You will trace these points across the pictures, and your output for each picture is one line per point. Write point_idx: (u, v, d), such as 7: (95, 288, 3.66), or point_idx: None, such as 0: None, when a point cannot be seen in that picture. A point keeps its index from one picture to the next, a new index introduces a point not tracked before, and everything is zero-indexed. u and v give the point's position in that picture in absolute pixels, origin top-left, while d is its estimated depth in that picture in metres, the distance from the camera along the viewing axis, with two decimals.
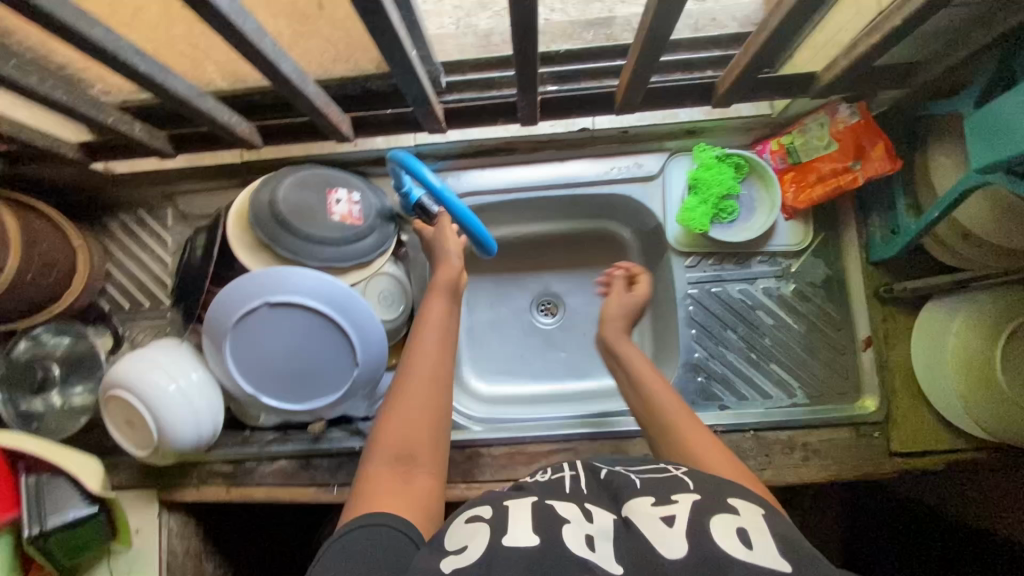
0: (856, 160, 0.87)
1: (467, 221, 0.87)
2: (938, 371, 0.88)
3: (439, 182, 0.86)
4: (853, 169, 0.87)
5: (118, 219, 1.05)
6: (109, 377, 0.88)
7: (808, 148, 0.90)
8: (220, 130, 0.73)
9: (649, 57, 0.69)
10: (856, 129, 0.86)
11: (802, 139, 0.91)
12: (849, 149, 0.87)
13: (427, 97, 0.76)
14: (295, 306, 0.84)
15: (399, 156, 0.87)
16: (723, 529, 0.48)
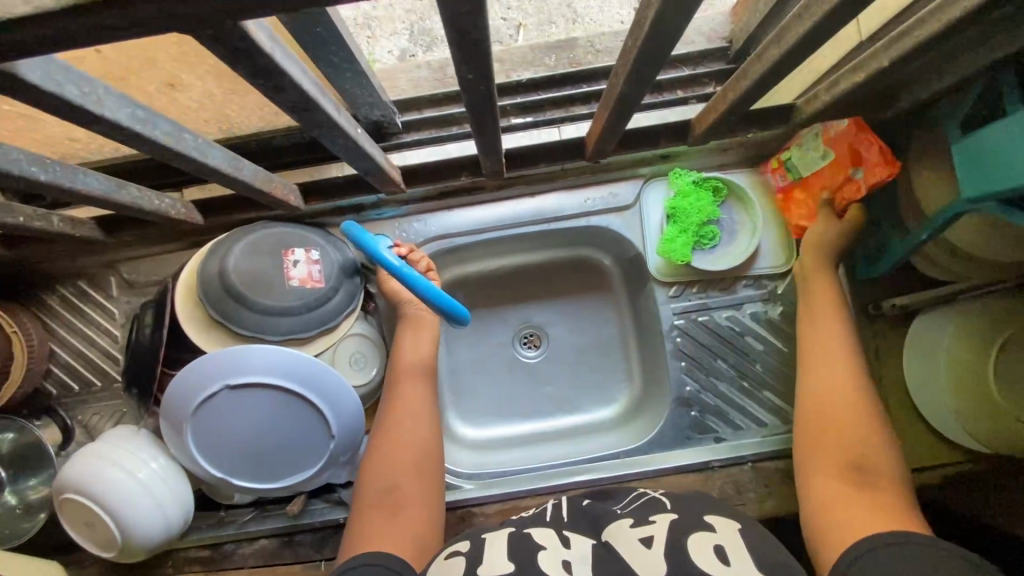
0: (856, 168, 0.77)
1: (436, 299, 0.75)
2: (934, 387, 0.87)
3: (397, 260, 0.75)
4: (854, 179, 0.77)
5: (56, 293, 0.97)
6: (61, 478, 0.81)
7: (805, 161, 0.83)
8: (151, 217, 0.65)
9: (622, 113, 0.65)
10: (849, 132, 0.75)
11: (799, 154, 0.83)
12: (845, 155, 0.77)
13: (381, 167, 0.69)
14: (259, 386, 0.78)
15: (354, 230, 0.79)
16: (699, 548, 0.53)
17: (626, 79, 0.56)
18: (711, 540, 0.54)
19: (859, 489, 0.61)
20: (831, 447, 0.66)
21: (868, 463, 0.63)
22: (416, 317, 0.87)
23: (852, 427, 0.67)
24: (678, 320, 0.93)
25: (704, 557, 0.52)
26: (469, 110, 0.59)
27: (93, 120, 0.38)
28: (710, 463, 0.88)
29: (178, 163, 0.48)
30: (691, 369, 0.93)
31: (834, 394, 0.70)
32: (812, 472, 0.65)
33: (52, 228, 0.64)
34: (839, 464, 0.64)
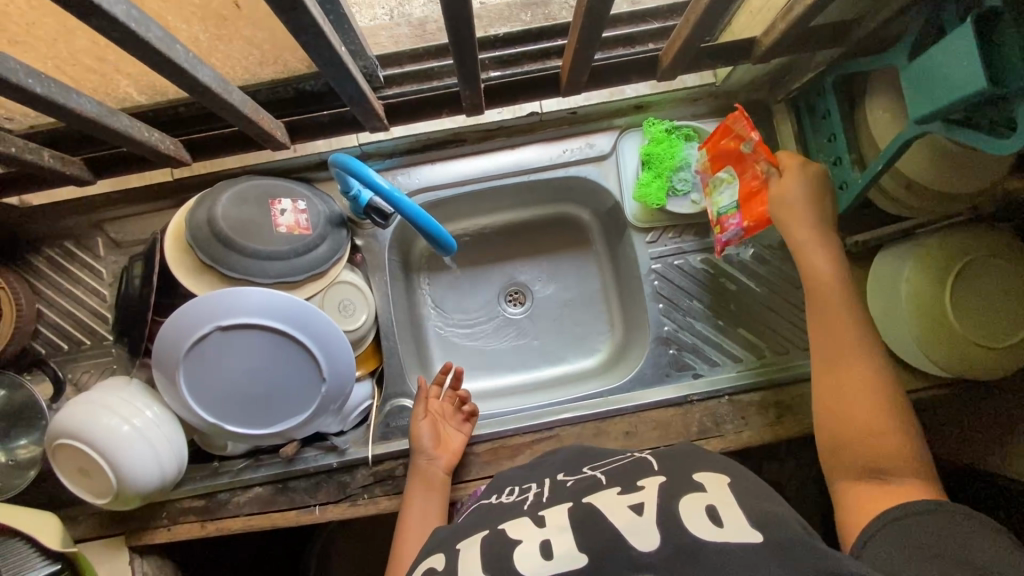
0: (742, 142, 0.83)
1: (423, 222, 0.80)
2: (896, 315, 0.90)
3: (386, 182, 0.77)
4: (749, 148, 0.81)
5: (43, 254, 0.97)
6: (55, 426, 0.82)
7: (728, 189, 0.89)
8: (142, 151, 0.68)
9: (589, 44, 0.69)
10: (717, 146, 0.89)
11: (719, 201, 0.90)
12: (732, 153, 0.86)
13: (364, 94, 0.72)
14: (250, 327, 0.80)
15: (342, 160, 0.79)
16: (693, 507, 0.56)
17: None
18: (702, 500, 0.57)
19: (879, 483, 0.61)
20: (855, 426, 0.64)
21: (885, 447, 0.62)
22: (429, 473, 0.86)
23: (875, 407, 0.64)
24: (656, 264, 0.97)
25: (695, 521, 0.54)
26: (448, 33, 0.61)
27: (89, 10, 0.41)
28: (688, 397, 0.92)
29: (168, 73, 0.51)
30: (668, 310, 0.97)
31: (841, 369, 0.67)
32: (835, 466, 0.65)
33: (43, 162, 0.66)
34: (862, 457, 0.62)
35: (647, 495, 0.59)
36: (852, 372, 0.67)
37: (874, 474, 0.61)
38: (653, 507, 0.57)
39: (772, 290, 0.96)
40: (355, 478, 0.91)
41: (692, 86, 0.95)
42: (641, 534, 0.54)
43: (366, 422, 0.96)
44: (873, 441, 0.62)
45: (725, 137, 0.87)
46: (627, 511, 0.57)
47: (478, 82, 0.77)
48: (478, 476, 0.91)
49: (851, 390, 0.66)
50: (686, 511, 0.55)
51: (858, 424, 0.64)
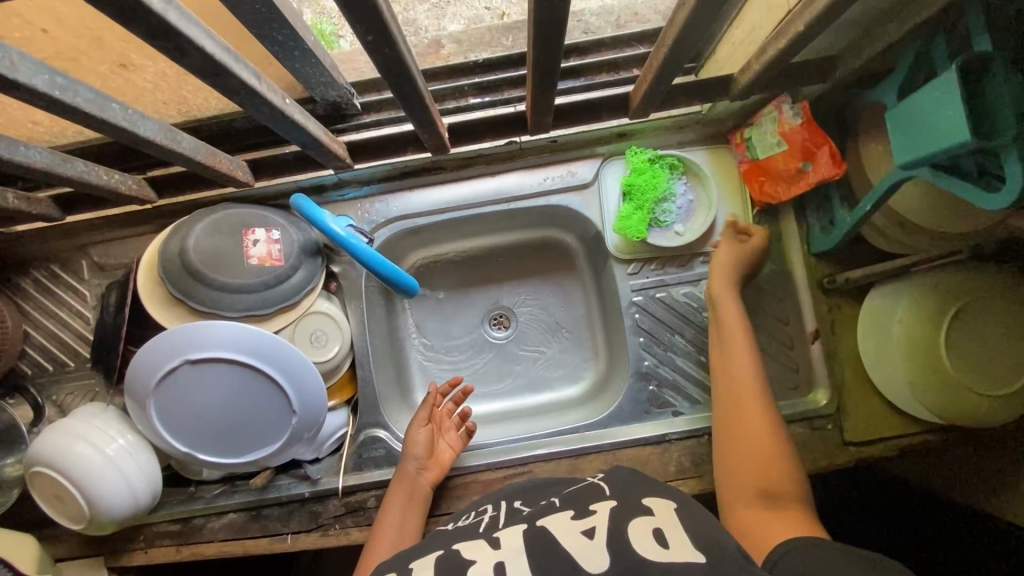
0: (805, 161, 0.81)
1: (381, 267, 0.82)
2: (887, 360, 0.85)
3: (342, 230, 0.80)
4: (803, 171, 0.82)
5: (31, 276, 1.00)
6: (30, 452, 0.83)
7: (764, 144, 0.85)
8: (101, 192, 0.68)
9: (551, 84, 0.67)
10: (798, 135, 0.80)
11: (758, 135, 0.86)
12: (796, 150, 0.81)
13: (317, 139, 0.71)
14: (219, 361, 0.80)
15: (300, 203, 0.82)
16: (641, 533, 0.55)
17: (534, 35, 0.56)
18: (651, 525, 0.56)
19: (774, 508, 0.65)
20: (754, 462, 0.70)
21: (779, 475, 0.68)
22: (414, 482, 0.86)
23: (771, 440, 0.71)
24: (637, 296, 0.94)
25: (643, 544, 0.53)
26: (385, 78, 0.59)
27: (8, 85, 0.41)
28: (666, 436, 0.90)
29: (106, 131, 0.51)
30: (649, 344, 0.94)
31: (746, 415, 0.75)
32: (733, 494, 0.70)
33: (7, 203, 0.67)
34: (760, 483, 0.68)
35: (599, 520, 0.58)
36: (752, 413, 0.74)
37: (768, 498, 0.67)
38: (605, 530, 0.56)
39: (758, 327, 0.93)
40: (326, 508, 0.91)
41: (677, 114, 0.92)
42: (592, 557, 0.53)
43: (339, 451, 0.96)
44: (764, 467, 0.69)
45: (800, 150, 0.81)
46: (578, 535, 0.56)
47: (439, 121, 0.76)
48: (449, 510, 0.90)
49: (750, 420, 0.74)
50: (633, 536, 0.54)
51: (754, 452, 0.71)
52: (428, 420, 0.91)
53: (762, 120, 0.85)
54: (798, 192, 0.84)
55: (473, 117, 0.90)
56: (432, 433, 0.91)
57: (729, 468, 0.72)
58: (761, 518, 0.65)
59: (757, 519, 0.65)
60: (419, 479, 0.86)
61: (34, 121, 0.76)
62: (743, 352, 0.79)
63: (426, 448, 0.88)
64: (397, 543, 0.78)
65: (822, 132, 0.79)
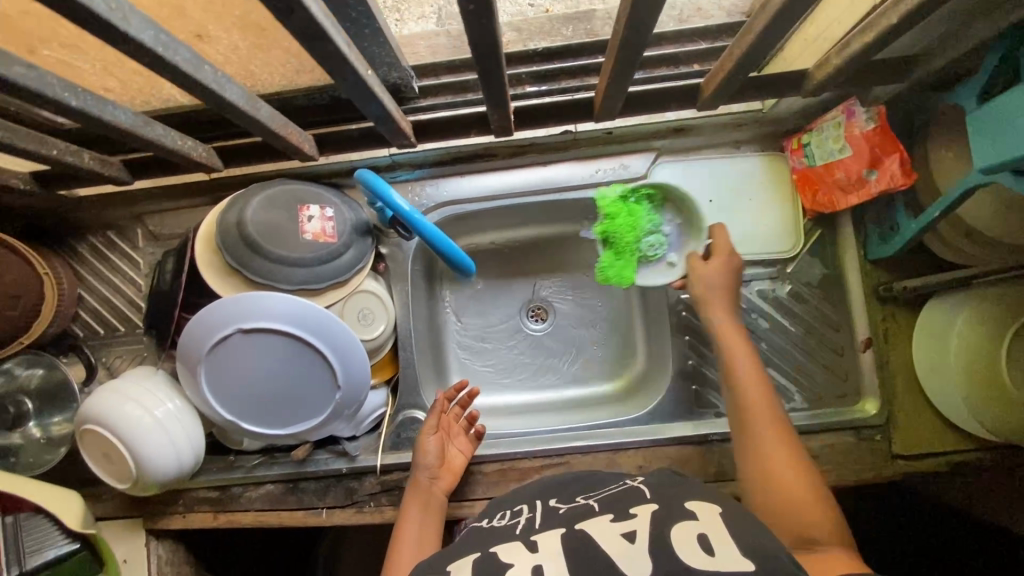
0: (871, 168, 0.78)
1: (439, 244, 0.82)
2: (943, 373, 0.82)
3: (407, 205, 0.80)
4: (867, 179, 0.79)
5: (88, 242, 1.02)
6: (82, 410, 0.85)
7: (822, 151, 0.83)
8: (176, 158, 0.69)
9: (622, 73, 0.66)
10: (868, 139, 0.77)
11: (818, 140, 0.84)
12: (863, 157, 0.78)
13: (391, 113, 0.71)
14: (271, 331, 0.81)
15: (367, 177, 0.82)
16: (684, 537, 0.52)
17: (624, 15, 0.55)
18: (695, 530, 0.53)
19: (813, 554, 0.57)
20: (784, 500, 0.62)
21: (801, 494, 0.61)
22: (428, 491, 0.84)
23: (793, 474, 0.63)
24: (684, 294, 0.93)
25: (686, 549, 0.51)
26: (473, 51, 0.59)
27: (118, 37, 0.42)
28: (708, 436, 0.88)
29: (196, 93, 0.52)
30: (694, 343, 0.92)
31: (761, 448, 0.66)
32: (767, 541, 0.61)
33: (83, 163, 0.69)
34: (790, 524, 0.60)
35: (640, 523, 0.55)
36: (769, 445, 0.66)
37: (805, 543, 0.58)
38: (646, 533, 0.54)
39: (807, 331, 0.91)
40: (362, 485, 0.92)
41: (736, 112, 0.90)
42: (635, 563, 0.50)
43: (377, 430, 0.97)
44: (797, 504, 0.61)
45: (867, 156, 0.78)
46: (618, 538, 0.54)
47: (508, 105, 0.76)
48: (485, 495, 0.90)
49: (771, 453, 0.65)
50: (677, 540, 0.52)
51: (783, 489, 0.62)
52: (438, 427, 0.90)
53: (826, 124, 0.82)
54: (858, 201, 0.82)
55: (530, 105, 0.88)
56: (442, 439, 0.89)
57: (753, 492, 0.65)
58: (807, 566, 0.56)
59: (794, 553, 0.58)
60: (431, 487, 0.85)
61: (105, 88, 0.78)
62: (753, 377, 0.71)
63: (435, 455, 0.87)
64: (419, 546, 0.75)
65: (892, 137, 0.76)
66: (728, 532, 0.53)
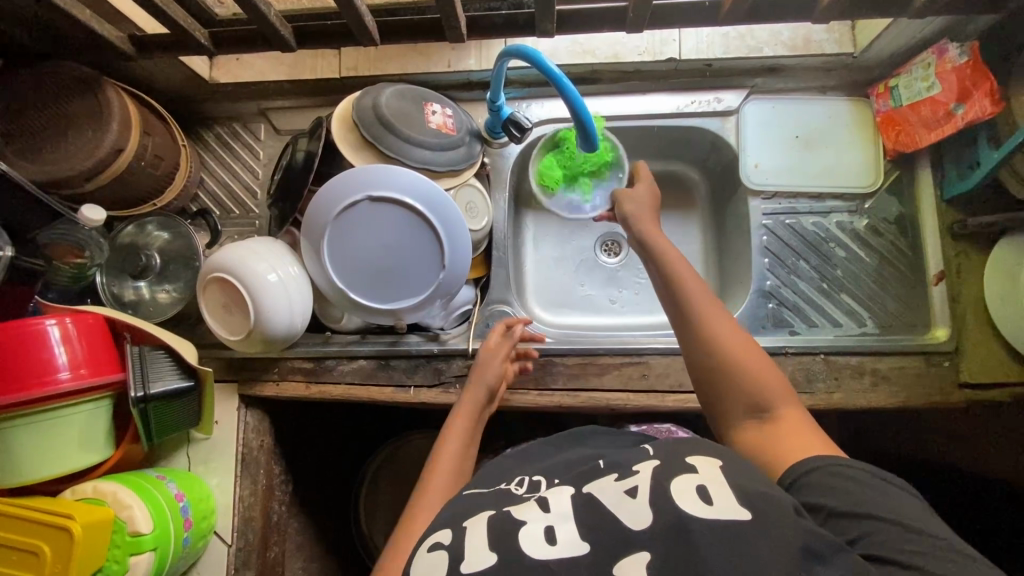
0: (959, 102, 0.85)
1: (585, 118, 0.79)
2: (1014, 302, 0.87)
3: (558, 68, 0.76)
4: (954, 113, 0.86)
5: (214, 131, 1.12)
6: (210, 262, 0.92)
7: (911, 90, 0.91)
8: (353, 26, 0.80)
9: None
10: (960, 73, 0.84)
11: (907, 80, 0.92)
12: (952, 91, 0.86)
13: None
14: (394, 203, 0.89)
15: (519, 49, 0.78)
16: (684, 487, 0.51)
17: None
18: (694, 480, 0.52)
19: (765, 424, 0.60)
20: (736, 387, 0.63)
21: (759, 383, 0.62)
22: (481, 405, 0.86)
23: (745, 359, 0.64)
24: (767, 220, 1.00)
25: (687, 500, 0.50)
26: None
27: None
28: (783, 348, 0.93)
29: None
30: (773, 265, 0.99)
31: (710, 339, 0.66)
32: (728, 422, 0.64)
33: (269, 15, 0.77)
34: (745, 404, 0.62)
35: (642, 479, 0.54)
36: (718, 335, 0.66)
37: (759, 417, 0.61)
38: (648, 486, 0.53)
39: (880, 263, 0.97)
40: (450, 366, 0.98)
41: (830, 53, 0.97)
42: (636, 516, 0.51)
43: (466, 322, 1.03)
44: (750, 385, 0.62)
45: (957, 87, 0.85)
46: (622, 494, 0.54)
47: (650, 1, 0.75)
48: (564, 386, 0.96)
49: (724, 337, 0.65)
50: (677, 494, 0.50)
51: (736, 374, 0.63)
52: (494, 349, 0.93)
53: (916, 63, 0.90)
54: (941, 135, 0.89)
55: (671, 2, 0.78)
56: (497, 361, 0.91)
57: (704, 381, 0.66)
58: (762, 440, 0.60)
59: (752, 427, 0.61)
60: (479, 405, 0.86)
61: None
62: (692, 278, 0.71)
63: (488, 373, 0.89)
64: (461, 458, 0.78)
65: (986, 65, 0.82)
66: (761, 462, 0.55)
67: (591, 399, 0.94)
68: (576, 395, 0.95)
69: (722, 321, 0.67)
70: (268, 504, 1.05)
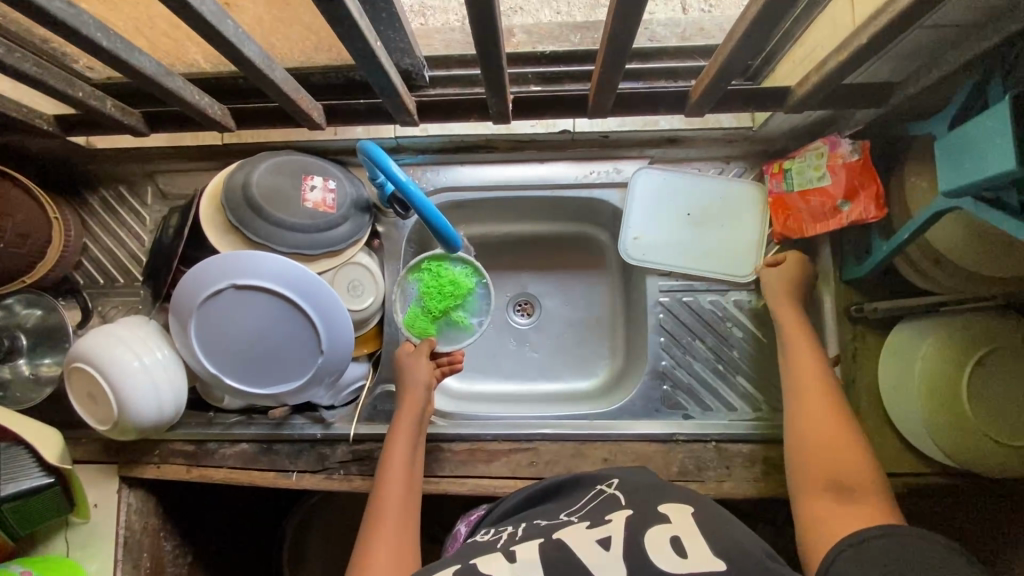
0: (847, 198, 0.84)
1: (435, 221, 0.81)
2: (904, 394, 0.83)
3: (404, 176, 0.78)
4: (841, 209, 0.84)
5: (99, 193, 1.06)
6: (73, 350, 0.88)
7: (802, 176, 0.89)
8: (193, 112, 0.75)
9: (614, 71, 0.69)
10: (849, 170, 0.83)
11: (800, 165, 0.89)
12: (842, 185, 0.84)
13: (396, 88, 0.72)
14: (261, 290, 0.84)
15: (366, 147, 0.80)
16: (659, 542, 0.58)
17: (614, 12, 0.57)
18: (668, 533, 0.59)
19: (840, 500, 0.63)
20: (826, 457, 0.68)
21: (846, 459, 0.66)
22: (417, 398, 0.87)
23: (840, 430, 0.70)
24: (664, 297, 0.97)
25: (659, 554, 0.56)
26: (478, 35, 0.60)
27: None
28: (674, 436, 0.91)
29: (220, 45, 0.58)
30: (669, 345, 0.96)
31: (817, 405, 0.73)
32: (799, 490, 0.68)
33: (105, 109, 0.73)
34: (828, 474, 0.66)
35: (615, 530, 0.61)
36: (821, 404, 0.73)
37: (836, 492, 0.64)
38: (622, 541, 0.59)
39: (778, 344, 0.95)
40: (334, 452, 0.94)
41: (728, 126, 0.94)
42: (606, 565, 0.57)
43: (356, 401, 0.99)
44: (835, 457, 0.67)
45: (847, 185, 0.83)
46: (594, 545, 0.60)
47: (507, 89, 0.75)
48: (452, 473, 0.92)
49: (823, 407, 0.73)
50: (651, 548, 0.57)
51: (824, 443, 0.69)
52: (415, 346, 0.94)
53: (811, 150, 0.87)
54: (826, 229, 0.86)
55: None
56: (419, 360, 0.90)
57: (794, 452, 0.72)
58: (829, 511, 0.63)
59: (828, 495, 0.65)
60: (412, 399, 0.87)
61: None
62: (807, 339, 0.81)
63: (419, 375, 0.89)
64: (402, 478, 0.78)
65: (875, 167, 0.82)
66: (681, 547, 0.57)
67: (476, 488, 0.91)
68: (463, 483, 0.91)
69: (819, 390, 0.75)
70: None
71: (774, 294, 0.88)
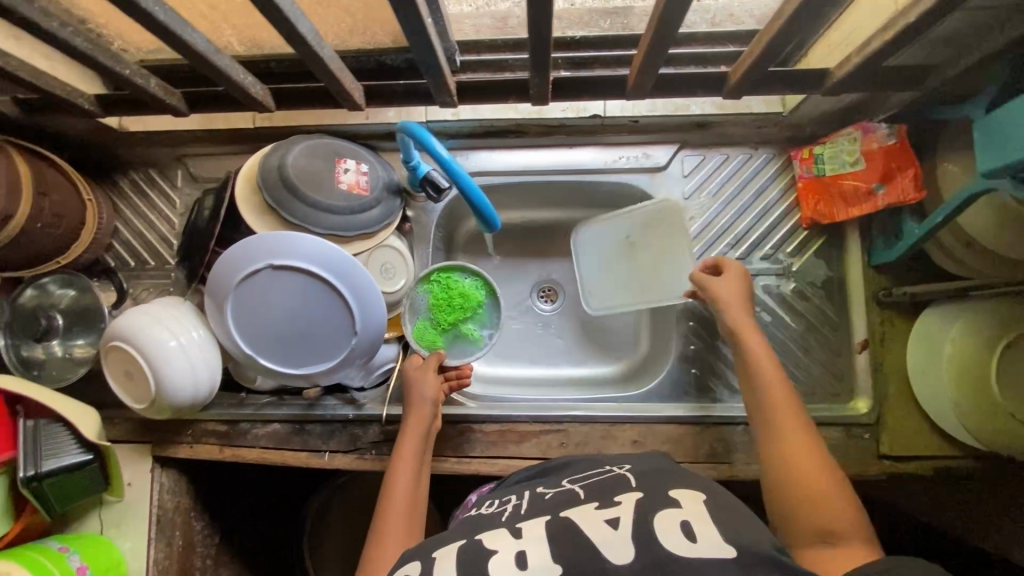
0: (883, 182, 0.86)
1: (475, 198, 0.82)
2: (934, 376, 0.84)
3: (445, 153, 0.80)
4: (877, 193, 0.87)
5: (129, 176, 1.07)
6: (110, 329, 0.89)
7: (835, 160, 0.90)
8: (235, 92, 0.75)
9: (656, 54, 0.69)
10: (886, 154, 0.85)
11: (832, 150, 0.90)
12: (877, 170, 0.86)
13: (441, 67, 0.73)
14: (296, 270, 0.85)
15: (410, 126, 0.81)
16: (667, 524, 0.58)
17: None
18: (677, 516, 0.59)
19: (824, 544, 0.60)
20: (806, 492, 0.64)
21: (828, 493, 0.63)
22: (423, 416, 0.85)
23: (811, 463, 0.66)
24: None
25: (667, 535, 0.56)
26: (529, 13, 0.61)
27: None
28: (704, 418, 0.92)
29: (275, 20, 0.59)
30: (697, 329, 0.98)
31: (789, 437, 0.68)
32: (783, 526, 0.65)
33: (149, 87, 0.74)
34: (810, 516, 0.62)
35: (622, 511, 0.61)
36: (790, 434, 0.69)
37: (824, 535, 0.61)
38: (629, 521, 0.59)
39: (806, 328, 0.96)
40: (366, 433, 0.96)
41: (759, 111, 0.93)
42: (614, 546, 0.57)
43: (386, 383, 1.00)
44: (812, 494, 0.63)
45: (882, 168, 0.86)
46: (602, 524, 0.60)
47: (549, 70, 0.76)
48: (482, 454, 0.93)
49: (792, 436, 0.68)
50: (661, 531, 0.57)
51: (802, 479, 0.65)
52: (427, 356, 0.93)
53: (843, 135, 0.89)
54: (860, 212, 0.89)
55: None
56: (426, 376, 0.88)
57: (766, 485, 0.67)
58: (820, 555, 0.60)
59: (812, 542, 0.61)
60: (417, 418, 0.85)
61: None
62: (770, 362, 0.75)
63: (427, 392, 0.87)
64: (410, 502, 0.77)
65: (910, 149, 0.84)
66: (690, 532, 0.57)
67: (507, 468, 0.92)
68: (493, 463, 0.92)
69: (790, 419, 0.70)
70: (187, 561, 1.02)
71: (731, 307, 0.81)
